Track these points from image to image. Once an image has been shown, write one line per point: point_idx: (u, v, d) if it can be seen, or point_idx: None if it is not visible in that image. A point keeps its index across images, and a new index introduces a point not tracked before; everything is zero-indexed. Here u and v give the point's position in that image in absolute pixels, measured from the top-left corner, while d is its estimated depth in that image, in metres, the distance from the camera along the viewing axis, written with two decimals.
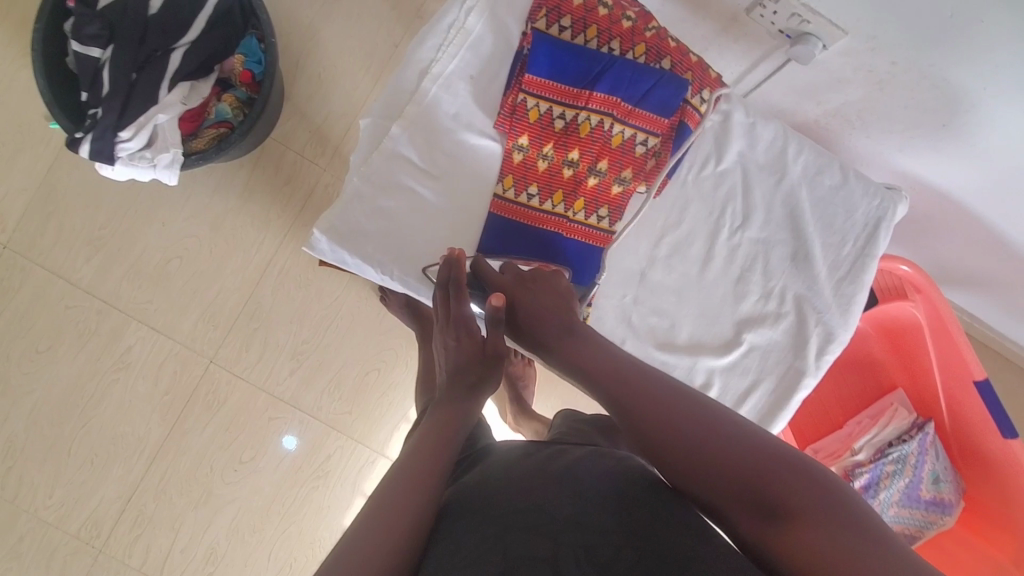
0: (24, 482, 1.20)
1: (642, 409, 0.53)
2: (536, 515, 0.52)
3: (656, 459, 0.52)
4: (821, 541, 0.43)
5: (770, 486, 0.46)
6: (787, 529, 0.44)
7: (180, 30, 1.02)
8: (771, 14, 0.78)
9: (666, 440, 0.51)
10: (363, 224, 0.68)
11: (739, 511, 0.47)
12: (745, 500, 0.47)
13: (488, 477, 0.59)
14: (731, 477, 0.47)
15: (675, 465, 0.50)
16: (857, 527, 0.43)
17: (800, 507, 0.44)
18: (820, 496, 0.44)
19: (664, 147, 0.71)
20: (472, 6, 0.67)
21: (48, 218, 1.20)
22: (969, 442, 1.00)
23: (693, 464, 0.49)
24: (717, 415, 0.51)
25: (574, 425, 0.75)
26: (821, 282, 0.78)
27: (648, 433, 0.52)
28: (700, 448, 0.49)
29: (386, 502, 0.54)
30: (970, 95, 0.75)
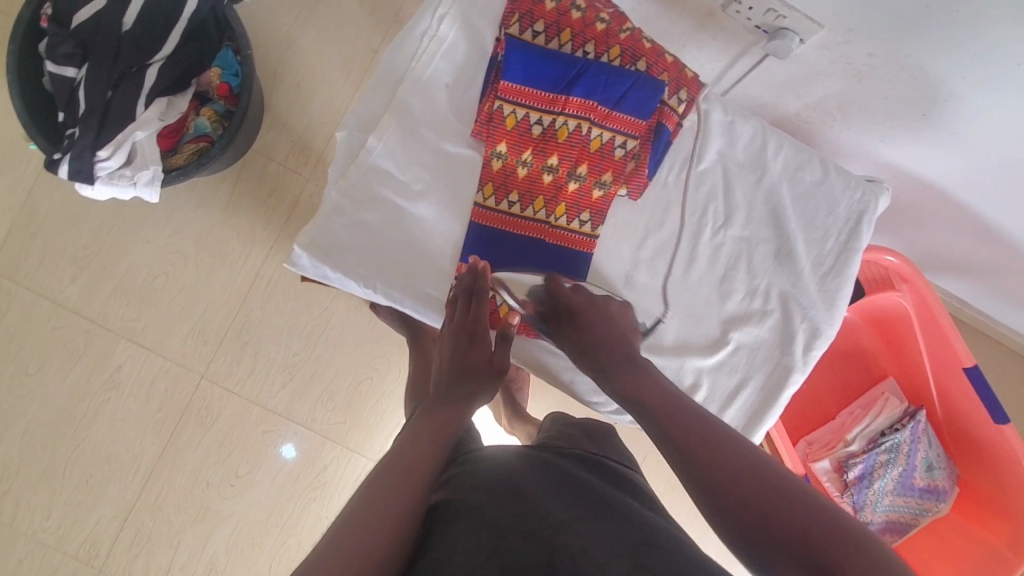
0: (20, 506, 1.20)
1: (699, 448, 0.54)
2: (527, 524, 0.52)
3: (710, 499, 0.52)
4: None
5: (826, 542, 0.47)
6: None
7: (153, 44, 0.99)
8: (747, 9, 0.77)
9: (723, 481, 0.52)
10: (343, 238, 0.68)
11: (786, 563, 0.47)
12: (793, 550, 0.47)
13: (475, 478, 0.59)
14: (786, 528, 0.48)
15: (730, 507, 0.51)
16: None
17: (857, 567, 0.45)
18: (874, 559, 0.46)
19: (643, 149, 0.70)
20: (444, 14, 0.66)
21: (31, 240, 1.19)
22: (961, 427, 1.01)
23: (749, 507, 0.50)
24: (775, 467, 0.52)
25: (559, 427, 0.75)
26: (806, 278, 0.78)
27: (704, 470, 0.53)
28: (758, 495, 0.50)
29: (374, 508, 0.54)
30: (948, 84, 0.75)
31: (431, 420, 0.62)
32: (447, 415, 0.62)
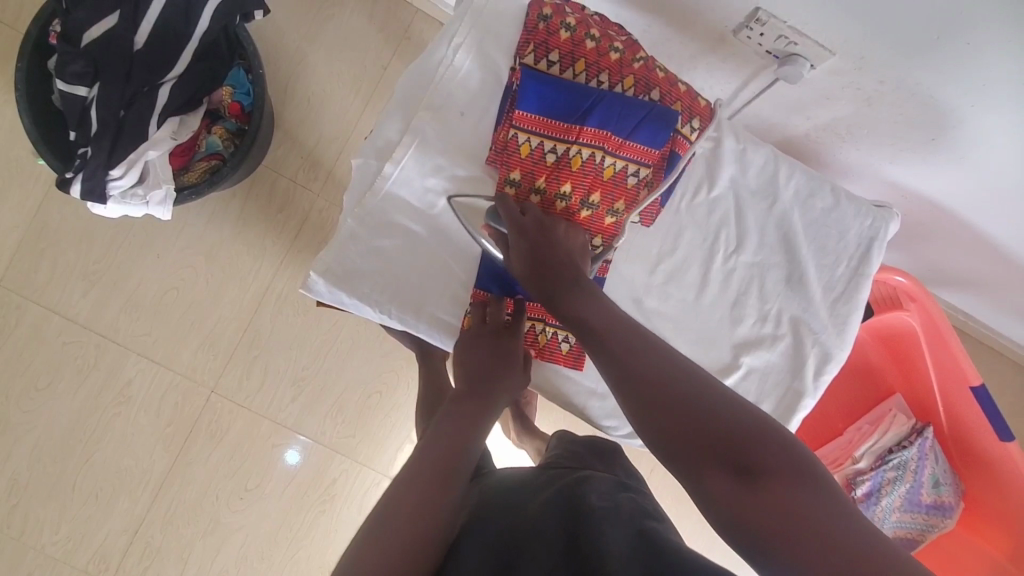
0: (30, 520, 1.20)
1: (631, 362, 0.52)
2: (537, 552, 0.53)
3: (640, 411, 0.50)
4: (791, 502, 0.44)
5: (749, 446, 0.46)
6: (761, 490, 0.44)
7: (165, 63, 0.98)
8: (758, 35, 0.78)
9: (653, 392, 0.50)
10: (359, 265, 0.69)
11: (708, 470, 0.47)
12: (722, 457, 0.46)
13: (492, 516, 0.60)
14: (711, 437, 0.47)
15: (658, 417, 0.49)
16: (827, 497, 0.44)
17: (777, 471, 0.45)
18: (795, 463, 0.46)
19: (656, 177, 0.71)
20: (460, 43, 0.66)
21: (41, 255, 1.20)
22: (968, 444, 1.01)
23: (675, 417, 0.49)
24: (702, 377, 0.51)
25: (566, 446, 0.75)
26: (817, 304, 0.79)
27: (636, 384, 0.51)
28: (684, 406, 0.49)
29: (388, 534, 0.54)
30: (957, 111, 0.76)
31: (447, 436, 0.61)
32: (461, 428, 0.62)
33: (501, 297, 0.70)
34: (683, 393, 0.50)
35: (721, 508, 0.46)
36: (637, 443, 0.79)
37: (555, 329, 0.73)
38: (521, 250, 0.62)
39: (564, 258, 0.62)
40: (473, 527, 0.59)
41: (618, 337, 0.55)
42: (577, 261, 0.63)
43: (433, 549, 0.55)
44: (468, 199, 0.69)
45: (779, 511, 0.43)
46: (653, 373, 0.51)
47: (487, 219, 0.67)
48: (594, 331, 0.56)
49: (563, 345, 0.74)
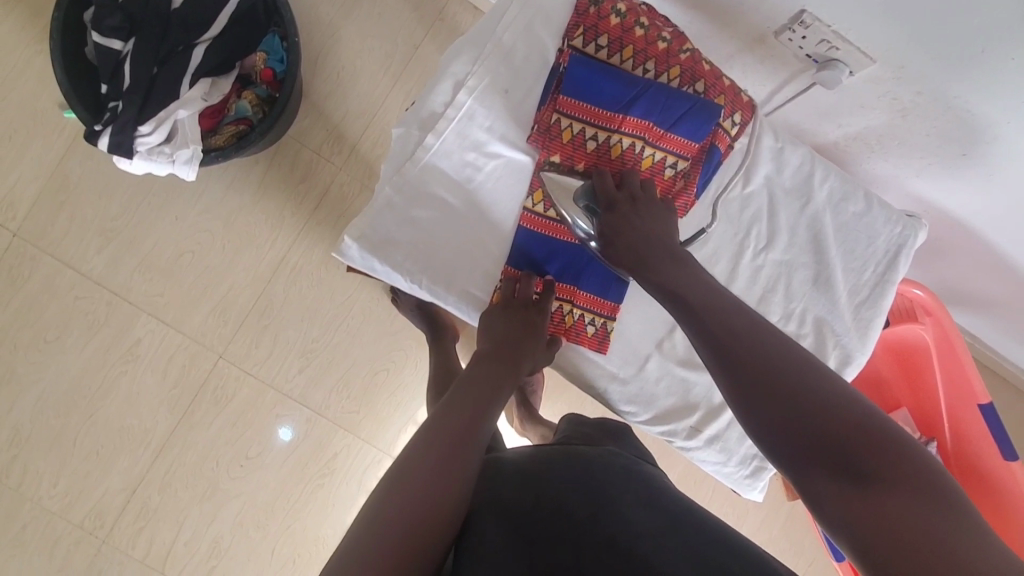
0: (29, 471, 1.20)
1: (736, 348, 0.50)
2: (555, 520, 0.53)
3: (743, 399, 0.48)
4: (907, 513, 0.40)
5: (863, 448, 0.43)
6: (870, 496, 0.41)
7: (202, 25, 1.00)
8: (800, 38, 0.78)
9: (758, 380, 0.48)
10: (394, 233, 0.69)
11: (817, 467, 0.44)
12: (834, 457, 0.43)
13: (503, 481, 0.60)
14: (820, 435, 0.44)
15: (763, 406, 0.47)
16: (953, 512, 0.40)
17: (895, 476, 0.41)
18: (920, 471, 0.42)
19: (693, 170, 0.71)
20: (510, 21, 0.67)
21: (59, 208, 1.19)
22: (970, 462, 1.02)
23: (786, 407, 0.46)
24: (818, 370, 0.47)
25: (576, 427, 0.74)
26: (842, 307, 0.80)
27: (743, 372, 0.49)
28: (794, 398, 0.46)
29: (406, 482, 0.51)
30: (994, 127, 0.76)
31: (472, 398, 0.60)
32: (487, 393, 0.61)
33: (531, 275, 0.71)
34: (794, 386, 0.47)
35: (825, 509, 0.43)
36: (656, 431, 0.80)
37: (583, 310, 0.74)
38: (630, 227, 0.63)
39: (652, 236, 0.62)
40: (484, 493, 0.59)
41: (724, 322, 0.52)
42: (668, 239, 0.62)
43: (453, 497, 0.52)
44: (554, 173, 0.69)
45: (890, 520, 0.40)
46: (761, 362, 0.48)
47: (577, 197, 0.67)
48: (699, 315, 0.54)
49: (590, 327, 0.75)
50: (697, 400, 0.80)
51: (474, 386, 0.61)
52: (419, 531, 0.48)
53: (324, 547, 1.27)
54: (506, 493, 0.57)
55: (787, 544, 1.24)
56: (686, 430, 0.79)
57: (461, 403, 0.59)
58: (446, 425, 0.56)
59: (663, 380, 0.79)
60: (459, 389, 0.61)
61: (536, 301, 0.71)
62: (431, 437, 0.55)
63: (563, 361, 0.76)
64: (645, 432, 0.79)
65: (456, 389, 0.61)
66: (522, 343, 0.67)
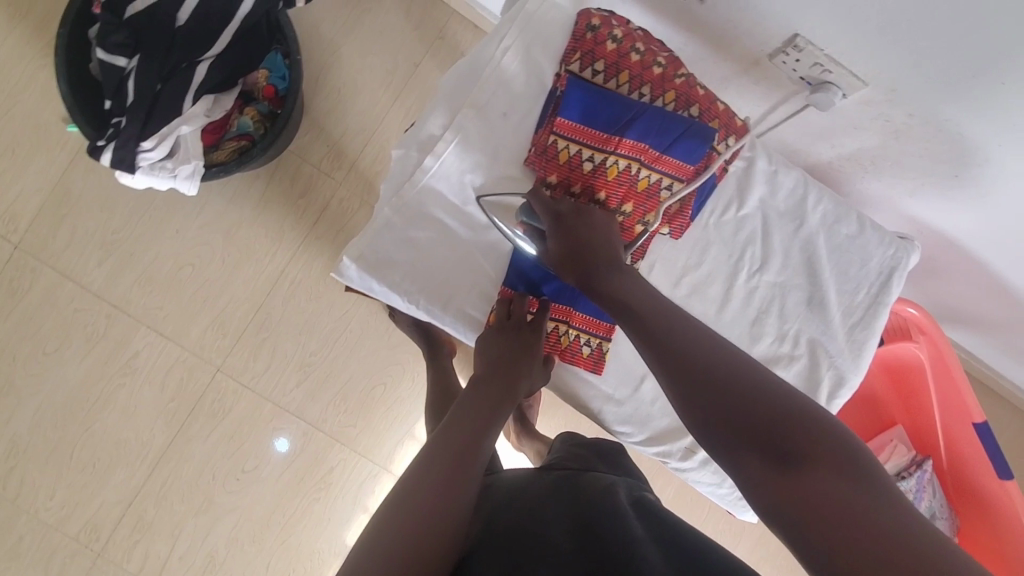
0: (25, 483, 1.20)
1: (672, 343, 0.53)
2: (540, 544, 0.53)
3: (678, 393, 0.50)
4: (834, 490, 0.42)
5: (789, 430, 0.45)
6: (799, 476, 0.43)
7: (205, 42, 0.99)
8: (793, 61, 0.80)
9: (692, 373, 0.50)
10: (393, 254, 0.70)
11: (747, 452, 0.46)
12: (763, 441, 0.45)
13: (498, 509, 0.61)
14: (750, 421, 0.46)
15: (697, 397, 0.49)
16: (877, 486, 0.42)
17: (820, 455, 0.43)
18: (841, 450, 0.44)
19: (689, 192, 0.72)
20: (509, 45, 0.68)
21: (61, 221, 1.20)
22: (966, 480, 1.02)
23: (715, 396, 0.48)
24: (747, 361, 0.50)
25: (570, 448, 0.75)
26: (836, 327, 0.80)
27: (678, 367, 0.51)
28: (724, 386, 0.48)
29: (412, 503, 0.52)
30: (985, 150, 0.77)
31: (470, 418, 0.61)
32: (481, 417, 0.61)
33: (526, 295, 0.71)
34: (724, 376, 0.49)
35: (762, 496, 0.44)
36: (650, 450, 0.80)
37: (579, 331, 0.74)
38: (563, 237, 0.64)
39: (599, 240, 0.64)
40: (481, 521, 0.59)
41: (665, 322, 0.54)
42: (612, 243, 0.64)
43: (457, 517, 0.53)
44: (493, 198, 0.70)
45: (818, 498, 0.42)
46: (694, 356, 0.51)
47: (518, 216, 0.68)
48: (640, 316, 0.56)
49: (585, 348, 0.75)
50: None
51: (466, 413, 0.62)
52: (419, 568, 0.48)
53: (320, 562, 1.27)
54: (502, 519, 0.58)
55: (783, 560, 1.25)
56: (681, 452, 0.79)
57: (458, 425, 0.60)
58: (446, 443, 0.58)
59: (658, 401, 0.80)
60: (458, 410, 0.62)
61: (529, 322, 0.71)
62: (430, 467, 0.55)
63: (558, 380, 0.78)
64: (639, 453, 0.80)
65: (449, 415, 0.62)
66: (517, 363, 0.68)
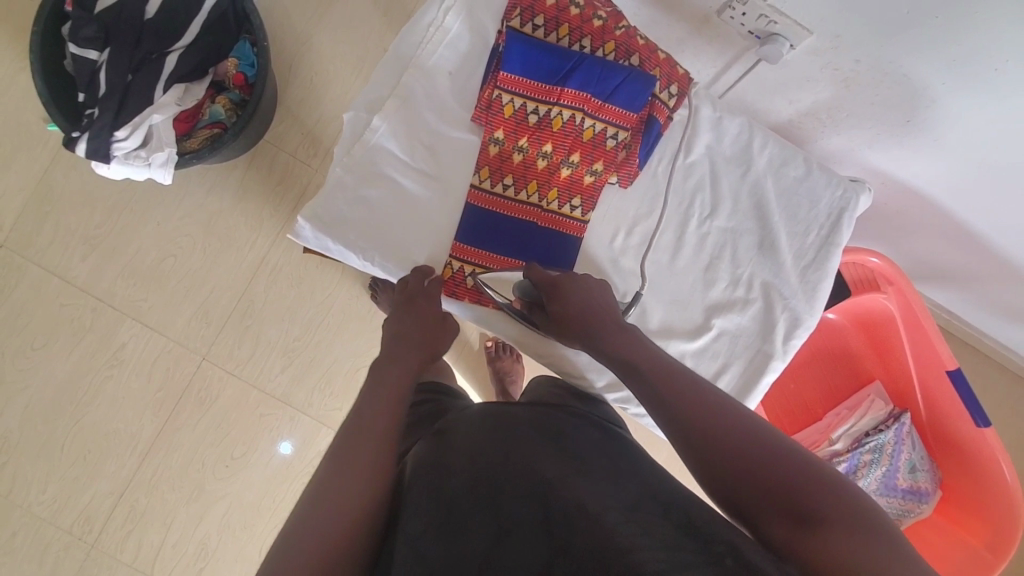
0: (18, 478, 1.22)
1: (683, 403, 0.55)
2: (525, 475, 0.52)
3: (694, 457, 0.52)
4: (854, 548, 0.43)
5: (805, 492, 0.47)
6: (814, 536, 0.45)
7: (174, 33, 1.04)
8: (740, 15, 0.81)
9: (705, 440, 0.52)
10: (346, 213, 0.73)
11: (765, 513, 0.48)
12: (782, 504, 0.47)
13: (468, 439, 0.58)
14: (762, 486, 0.48)
15: (714, 459, 0.51)
16: (887, 542, 0.44)
17: (836, 515, 0.45)
18: (856, 510, 0.46)
19: (634, 140, 0.77)
20: (449, 6, 0.73)
21: (44, 218, 1.23)
22: (946, 430, 1.02)
23: (729, 458, 0.50)
24: (758, 424, 0.52)
25: (545, 386, 0.75)
26: (788, 270, 0.81)
27: (690, 431, 0.53)
28: (741, 451, 0.50)
29: (358, 438, 0.58)
30: (931, 91, 0.78)
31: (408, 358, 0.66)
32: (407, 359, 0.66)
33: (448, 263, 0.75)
34: (738, 441, 0.51)
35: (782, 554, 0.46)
36: (613, 398, 0.81)
37: None
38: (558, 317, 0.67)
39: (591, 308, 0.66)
40: (439, 448, 0.59)
41: (669, 383, 0.56)
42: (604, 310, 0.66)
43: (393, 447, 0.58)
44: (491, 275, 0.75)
45: (834, 558, 0.43)
46: (706, 420, 0.53)
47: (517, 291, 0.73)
48: (645, 377, 0.58)
49: None
50: None
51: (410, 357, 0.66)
52: (356, 515, 0.53)
53: None
54: (479, 452, 0.56)
55: None
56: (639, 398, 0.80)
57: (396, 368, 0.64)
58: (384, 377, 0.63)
59: None
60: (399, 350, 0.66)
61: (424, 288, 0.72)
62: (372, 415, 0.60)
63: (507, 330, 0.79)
64: (605, 398, 0.80)
65: (387, 351, 0.66)
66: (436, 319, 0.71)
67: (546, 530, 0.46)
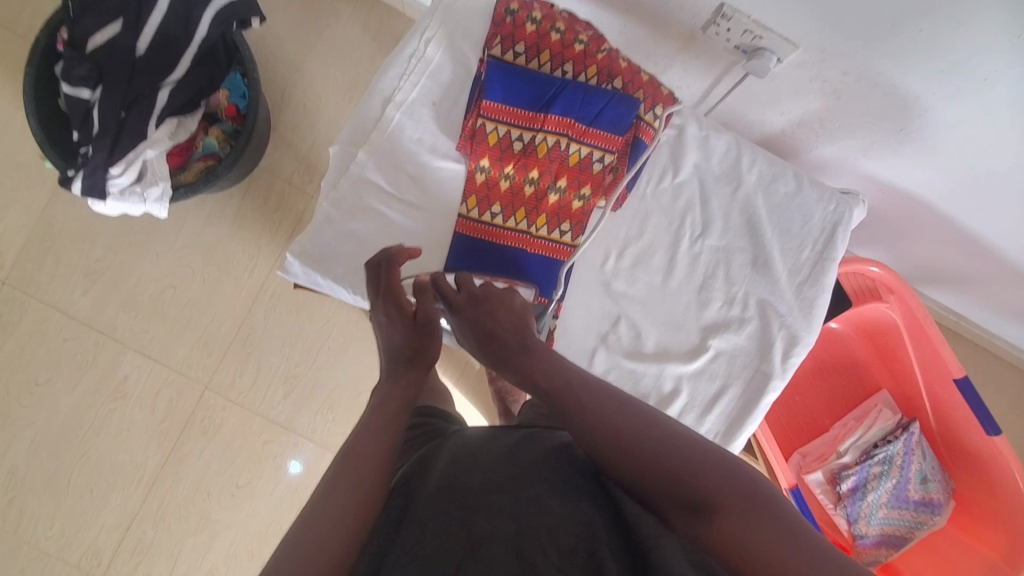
0: (26, 513, 1.23)
1: (581, 411, 0.55)
2: (502, 495, 0.52)
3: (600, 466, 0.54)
4: (743, 532, 0.45)
5: (696, 484, 0.48)
6: (713, 524, 0.46)
7: (166, 68, 1.03)
8: (725, 30, 0.80)
9: (605, 450, 0.53)
10: (334, 247, 0.74)
11: (668, 508, 0.49)
12: (682, 499, 0.48)
13: (451, 464, 0.59)
14: (662, 483, 0.50)
15: (615, 464, 0.52)
16: (770, 517, 0.46)
17: (726, 502, 0.47)
18: (743, 489, 0.47)
19: (621, 162, 0.77)
20: (431, 37, 0.75)
21: (45, 254, 1.24)
22: (956, 438, 0.99)
23: (628, 461, 0.51)
24: (646, 419, 0.53)
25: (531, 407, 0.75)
26: (784, 287, 0.81)
27: (592, 445, 0.53)
28: (636, 451, 0.51)
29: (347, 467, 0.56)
30: (920, 98, 0.77)
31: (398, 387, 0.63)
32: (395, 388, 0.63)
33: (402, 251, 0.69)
34: (635, 443, 0.52)
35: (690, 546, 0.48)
36: None
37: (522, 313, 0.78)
38: (467, 335, 0.67)
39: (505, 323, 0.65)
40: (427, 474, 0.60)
41: (569, 395, 0.57)
42: (520, 321, 0.65)
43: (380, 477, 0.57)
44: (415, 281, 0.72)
45: (731, 542, 0.45)
46: (605, 427, 0.54)
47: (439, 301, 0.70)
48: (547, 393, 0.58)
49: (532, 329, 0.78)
50: (647, 391, 0.80)
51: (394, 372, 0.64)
52: (344, 545, 0.51)
53: None
54: (457, 476, 0.56)
55: None
56: None
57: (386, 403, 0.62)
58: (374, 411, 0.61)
59: (611, 373, 0.80)
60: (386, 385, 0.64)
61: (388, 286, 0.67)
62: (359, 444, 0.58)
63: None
64: None
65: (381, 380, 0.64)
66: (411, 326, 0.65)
67: (517, 551, 0.46)
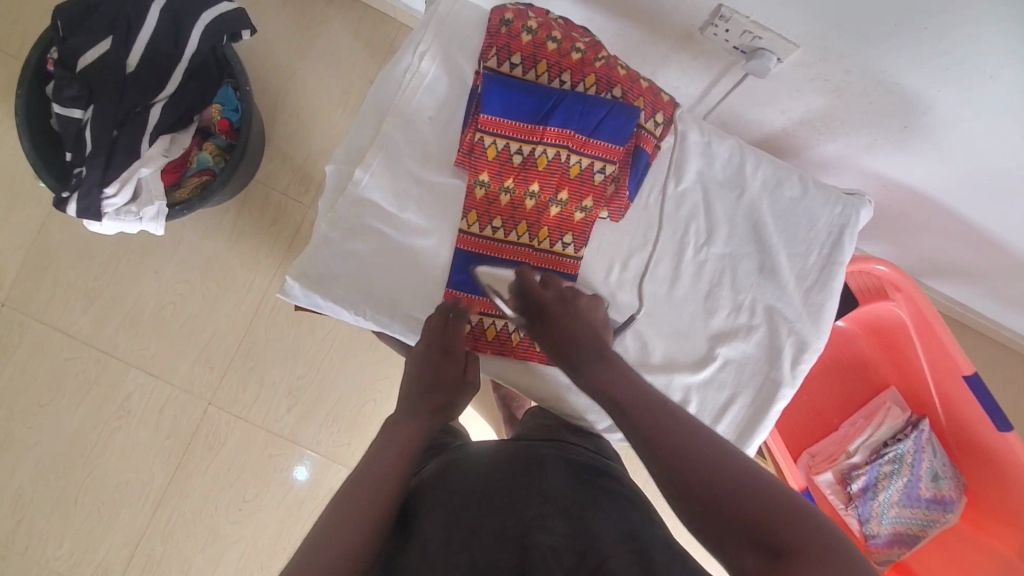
0: (35, 534, 1.22)
1: (657, 431, 0.55)
2: (505, 518, 0.54)
3: (665, 487, 0.53)
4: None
5: (771, 523, 0.48)
6: (785, 566, 0.45)
7: (158, 84, 1.01)
8: (723, 32, 0.79)
9: (677, 470, 0.52)
10: (334, 268, 0.73)
11: (734, 542, 0.48)
12: (752, 535, 0.48)
13: (454, 481, 0.61)
14: (733, 514, 0.49)
15: (687, 488, 0.52)
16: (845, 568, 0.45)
17: (800, 546, 0.46)
18: (820, 537, 0.47)
19: (623, 173, 0.76)
20: (424, 51, 0.74)
21: (43, 274, 1.23)
22: (966, 434, 0.98)
23: (702, 485, 0.51)
24: (725, 451, 0.53)
25: (535, 419, 0.74)
26: (791, 292, 0.80)
27: (667, 465, 0.53)
28: (710, 479, 0.51)
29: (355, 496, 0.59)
30: (926, 97, 0.76)
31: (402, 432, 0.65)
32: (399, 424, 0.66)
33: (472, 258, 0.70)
34: (710, 470, 0.52)
35: None
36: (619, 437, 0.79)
37: None
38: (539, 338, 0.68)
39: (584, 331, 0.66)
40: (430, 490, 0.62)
41: (646, 413, 0.57)
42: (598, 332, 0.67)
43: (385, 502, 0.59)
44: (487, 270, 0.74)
45: None
46: (683, 449, 0.53)
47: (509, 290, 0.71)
48: (624, 410, 0.58)
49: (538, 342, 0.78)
50: None
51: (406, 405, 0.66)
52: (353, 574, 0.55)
53: None
54: (460, 494, 0.58)
55: None
56: None
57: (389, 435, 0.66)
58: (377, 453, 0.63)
59: None
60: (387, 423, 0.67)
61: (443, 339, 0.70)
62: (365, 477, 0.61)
63: (493, 367, 0.79)
64: (608, 440, 0.78)
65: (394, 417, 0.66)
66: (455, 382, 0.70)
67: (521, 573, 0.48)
